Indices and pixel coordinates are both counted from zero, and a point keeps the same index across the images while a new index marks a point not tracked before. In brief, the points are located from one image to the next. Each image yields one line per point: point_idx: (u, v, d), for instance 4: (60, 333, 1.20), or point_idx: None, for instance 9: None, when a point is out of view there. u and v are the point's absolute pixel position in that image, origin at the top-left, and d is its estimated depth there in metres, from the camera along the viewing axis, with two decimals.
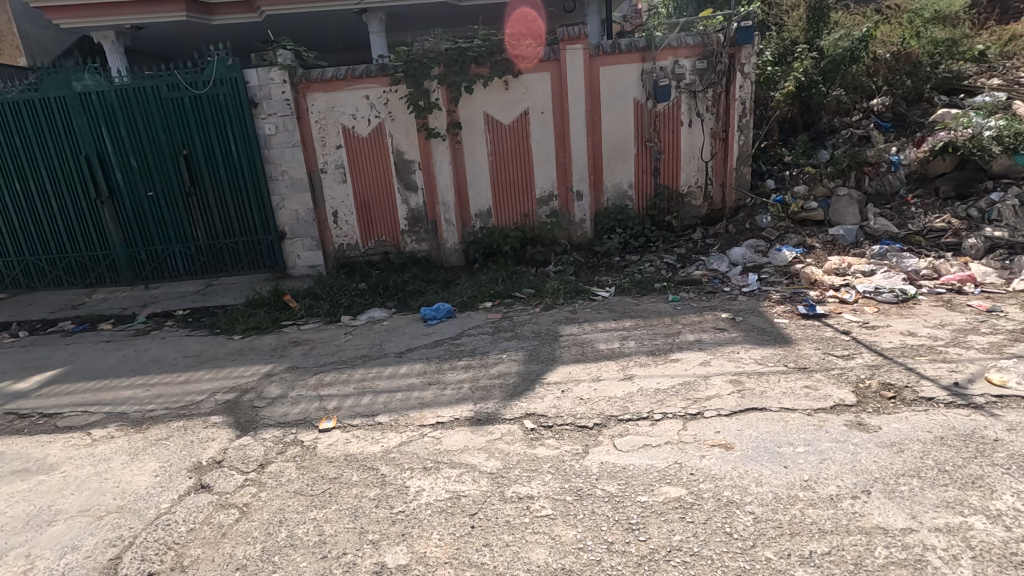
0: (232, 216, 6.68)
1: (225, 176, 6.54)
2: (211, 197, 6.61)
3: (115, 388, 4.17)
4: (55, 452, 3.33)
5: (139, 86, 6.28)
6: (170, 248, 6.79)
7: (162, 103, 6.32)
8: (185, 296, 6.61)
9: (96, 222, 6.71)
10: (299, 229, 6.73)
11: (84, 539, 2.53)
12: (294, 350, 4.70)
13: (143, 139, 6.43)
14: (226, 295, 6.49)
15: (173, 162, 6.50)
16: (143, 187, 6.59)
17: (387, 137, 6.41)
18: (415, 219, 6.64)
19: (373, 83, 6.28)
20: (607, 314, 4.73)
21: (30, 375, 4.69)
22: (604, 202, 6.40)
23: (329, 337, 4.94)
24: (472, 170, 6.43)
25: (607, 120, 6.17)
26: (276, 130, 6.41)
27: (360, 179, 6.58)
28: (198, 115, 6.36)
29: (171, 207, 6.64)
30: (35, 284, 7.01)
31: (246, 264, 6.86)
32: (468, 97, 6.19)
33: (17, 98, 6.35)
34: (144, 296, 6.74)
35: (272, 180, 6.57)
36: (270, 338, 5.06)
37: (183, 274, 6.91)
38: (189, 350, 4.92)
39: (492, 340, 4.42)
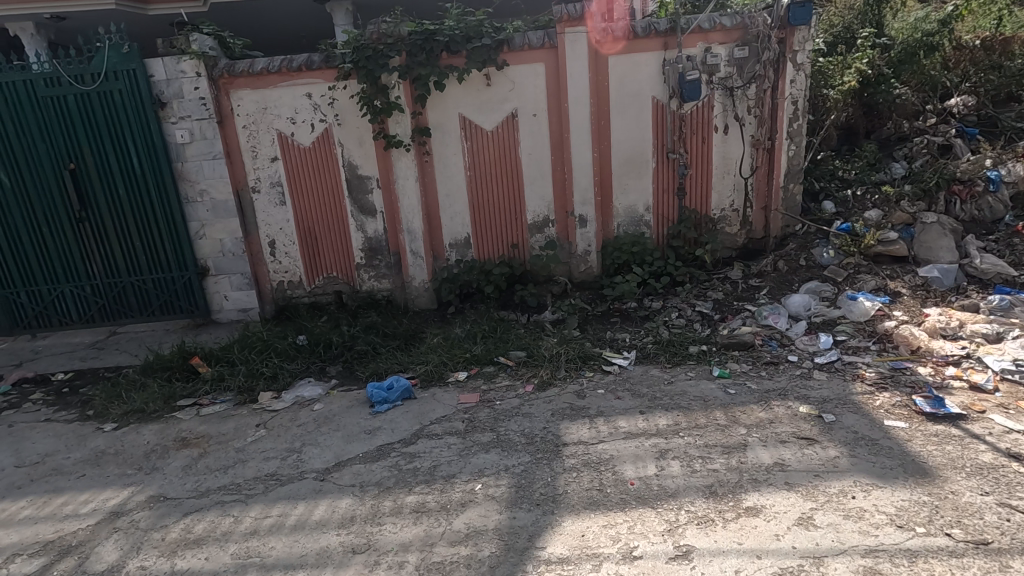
0: (137, 249, 5.22)
1: (126, 197, 5.09)
2: (108, 224, 5.15)
3: None
4: None
5: (4, 81, 4.81)
6: (58, 289, 5.32)
7: (37, 102, 4.86)
8: (75, 351, 5.12)
9: None
10: (224, 263, 5.26)
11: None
12: (172, 457, 3.22)
13: (14, 150, 4.97)
14: (125, 351, 4.99)
15: (56, 180, 5.04)
16: (17, 212, 5.12)
17: (335, 147, 4.97)
18: (373, 250, 5.19)
19: (315, 77, 4.83)
20: (629, 400, 3.29)
21: None
22: (613, 229, 5.00)
23: (231, 431, 3.46)
24: (445, 188, 5.00)
25: (619, 125, 4.77)
26: (190, 137, 4.95)
27: (301, 200, 5.12)
28: (87, 119, 4.91)
29: (57, 237, 5.18)
30: None
31: (159, 308, 5.39)
32: (439, 95, 4.77)
33: None
34: (25, 349, 5.24)
35: (189, 201, 5.12)
36: (148, 431, 3.57)
37: (77, 320, 5.42)
38: (25, 453, 3.43)
39: (463, 450, 2.97)
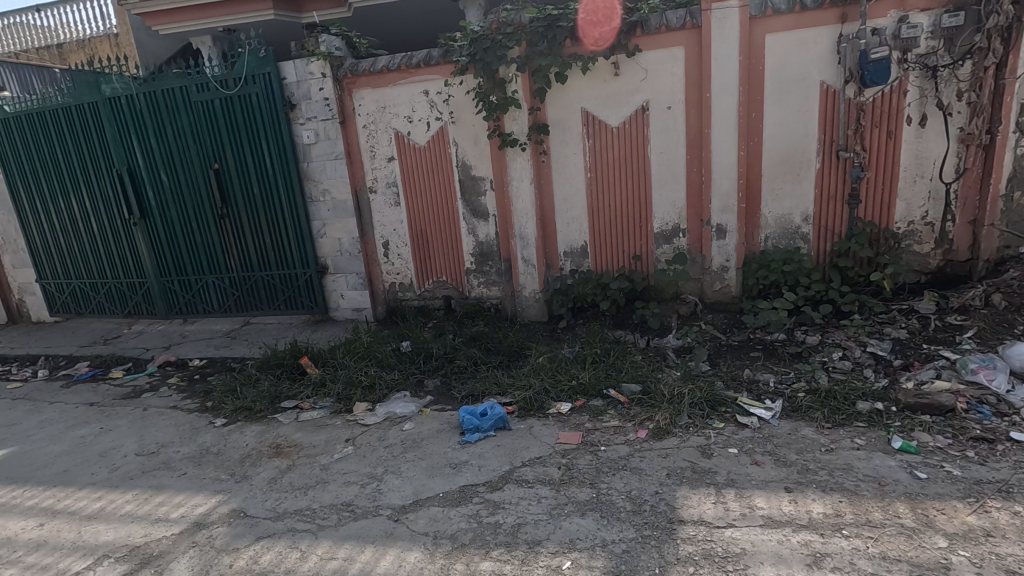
0: (267, 245, 5.46)
1: (259, 196, 5.33)
2: (244, 221, 5.45)
3: (5, 514, 2.97)
4: None
5: (167, 88, 5.28)
6: (204, 279, 5.77)
7: (191, 107, 5.26)
8: (212, 338, 5.49)
9: (133, 247, 5.97)
10: (342, 262, 5.31)
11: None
12: (262, 466, 3.17)
13: (172, 151, 5.44)
14: (251, 343, 5.24)
15: (204, 179, 5.43)
16: (174, 207, 5.63)
17: (450, 146, 4.74)
18: (483, 255, 4.90)
19: (433, 74, 4.62)
20: (770, 469, 2.58)
21: None
22: (759, 243, 4.18)
23: (321, 444, 3.35)
24: (562, 191, 4.54)
25: (775, 117, 3.94)
26: (315, 138, 5.03)
27: (415, 201, 4.98)
28: (229, 122, 5.20)
29: (203, 231, 5.61)
30: (83, 311, 6.55)
31: (284, 303, 5.61)
32: (560, 88, 4.31)
33: (60, 105, 5.77)
34: (176, 333, 5.76)
35: (313, 200, 5.23)
36: (250, 432, 3.60)
37: (217, 309, 5.85)
38: (147, 441, 3.64)
39: (553, 506, 2.52)
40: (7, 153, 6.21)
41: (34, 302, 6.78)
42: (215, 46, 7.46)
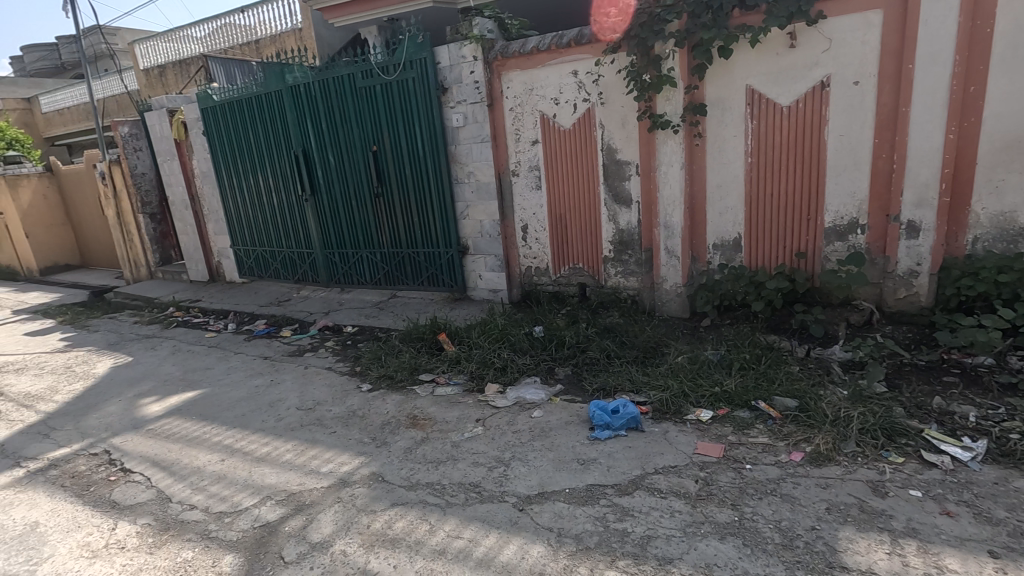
0: (415, 224, 5.76)
1: (410, 177, 5.62)
2: (396, 201, 5.80)
3: (197, 446, 3.49)
4: (62, 555, 2.60)
5: (338, 76, 5.76)
6: (359, 253, 6.28)
7: (356, 92, 5.68)
8: (364, 307, 5.97)
9: (304, 221, 6.69)
10: (482, 243, 5.44)
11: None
12: (400, 435, 3.36)
13: (339, 134, 5.95)
14: (396, 315, 5.60)
15: (364, 160, 5.87)
16: (338, 186, 6.18)
17: (596, 129, 4.56)
18: (622, 244, 4.70)
19: (583, 53, 4.46)
20: (967, 524, 2.13)
21: (172, 392, 4.43)
22: (965, 245, 3.47)
23: (454, 420, 3.46)
24: (716, 178, 4.15)
25: (1003, 91, 3.20)
26: (464, 122, 5.16)
27: (557, 185, 4.91)
28: (388, 106, 5.53)
29: (361, 209, 6.08)
30: (263, 274, 7.52)
31: (427, 279, 5.91)
32: (722, 64, 3.92)
33: (255, 94, 6.58)
34: (334, 300, 6.36)
35: (458, 182, 5.39)
36: (391, 401, 3.84)
37: (369, 281, 6.35)
38: (306, 397, 4.06)
39: (687, 522, 2.32)
40: (214, 136, 7.27)
41: (228, 265, 7.92)
42: (380, 35, 7.96)
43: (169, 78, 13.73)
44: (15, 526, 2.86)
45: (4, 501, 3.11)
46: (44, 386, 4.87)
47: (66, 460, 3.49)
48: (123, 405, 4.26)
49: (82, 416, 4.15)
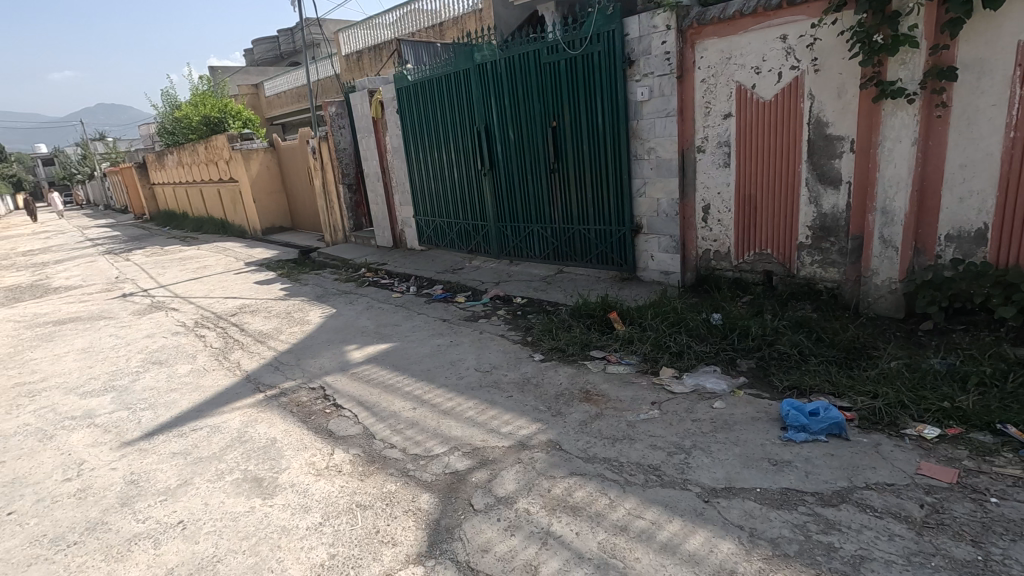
0: (589, 201, 5.75)
1: (588, 153, 5.59)
2: (571, 177, 5.83)
3: (392, 393, 3.90)
4: (294, 468, 3.10)
5: (524, 53, 5.89)
6: (531, 228, 6.47)
7: (541, 68, 5.76)
8: (532, 281, 6.14)
9: (481, 194, 7.06)
10: (657, 223, 5.25)
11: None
12: (575, 407, 3.42)
13: (520, 110, 6.12)
14: (564, 290, 5.67)
15: (542, 136, 5.97)
16: (515, 162, 6.39)
17: (803, 100, 4.09)
18: (824, 230, 4.19)
19: (796, 15, 3.99)
20: None
21: (369, 343, 5.01)
22: None
23: (628, 400, 3.43)
24: (960, 156, 3.48)
25: None
26: (649, 95, 4.97)
27: (749, 163, 4.51)
28: (571, 81, 5.53)
29: (536, 185, 6.23)
30: (440, 243, 8.13)
31: (596, 257, 5.89)
32: (987, 18, 3.24)
33: (445, 73, 7.03)
34: (503, 271, 6.64)
35: (638, 159, 5.24)
36: (563, 373, 3.92)
37: (538, 256, 6.52)
38: (483, 360, 4.31)
39: (911, 550, 2.03)
40: (406, 114, 7.95)
41: (410, 233, 8.68)
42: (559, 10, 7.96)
43: (365, 63, 15.25)
44: (260, 439, 3.48)
45: (251, 417, 3.79)
46: (273, 327, 5.83)
47: (293, 391, 4.14)
48: (332, 349, 4.93)
49: (302, 356, 4.88)
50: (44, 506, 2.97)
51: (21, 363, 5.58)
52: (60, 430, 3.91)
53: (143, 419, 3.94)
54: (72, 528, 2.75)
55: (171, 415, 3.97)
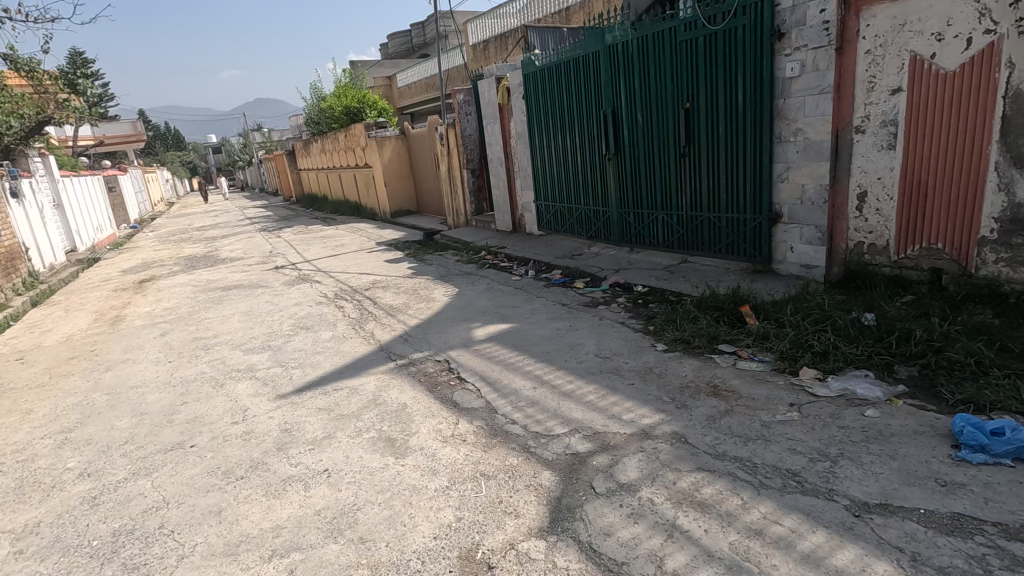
0: (721, 187, 5.42)
1: (723, 135, 5.26)
2: (703, 161, 5.52)
3: (513, 372, 3.99)
4: (423, 434, 3.29)
5: (658, 32, 5.67)
6: (655, 214, 6.25)
7: (676, 47, 5.51)
8: (654, 269, 5.93)
9: (603, 179, 6.95)
10: (801, 211, 4.82)
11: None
12: (701, 401, 3.26)
13: (651, 91, 5.91)
14: (689, 280, 5.40)
15: (673, 118, 5.72)
16: (642, 146, 6.20)
17: (1000, 68, 3.43)
18: (1017, 223, 3.51)
19: None
20: None
21: (490, 322, 5.16)
22: None
23: (762, 399, 3.20)
24: None
25: None
26: (800, 70, 4.55)
27: (921, 145, 3.90)
28: (709, 59, 5.22)
29: (663, 170, 6.00)
30: (559, 229, 8.15)
31: (725, 247, 5.55)
32: None
33: (573, 56, 6.98)
34: (623, 259, 6.49)
35: (781, 141, 4.83)
36: (688, 365, 3.75)
37: (661, 244, 6.29)
38: (603, 346, 4.26)
39: None
40: (531, 99, 8.02)
41: (529, 218, 8.78)
42: None
43: (491, 51, 15.61)
44: (392, 403, 3.73)
45: (384, 383, 4.08)
46: (402, 302, 6.22)
47: (421, 362, 4.39)
48: (455, 326, 5.15)
49: (428, 330, 5.15)
50: (218, 442, 3.44)
51: (199, 321, 6.49)
52: (228, 380, 4.50)
53: (293, 377, 4.40)
54: (240, 464, 3.15)
55: (317, 375, 4.40)
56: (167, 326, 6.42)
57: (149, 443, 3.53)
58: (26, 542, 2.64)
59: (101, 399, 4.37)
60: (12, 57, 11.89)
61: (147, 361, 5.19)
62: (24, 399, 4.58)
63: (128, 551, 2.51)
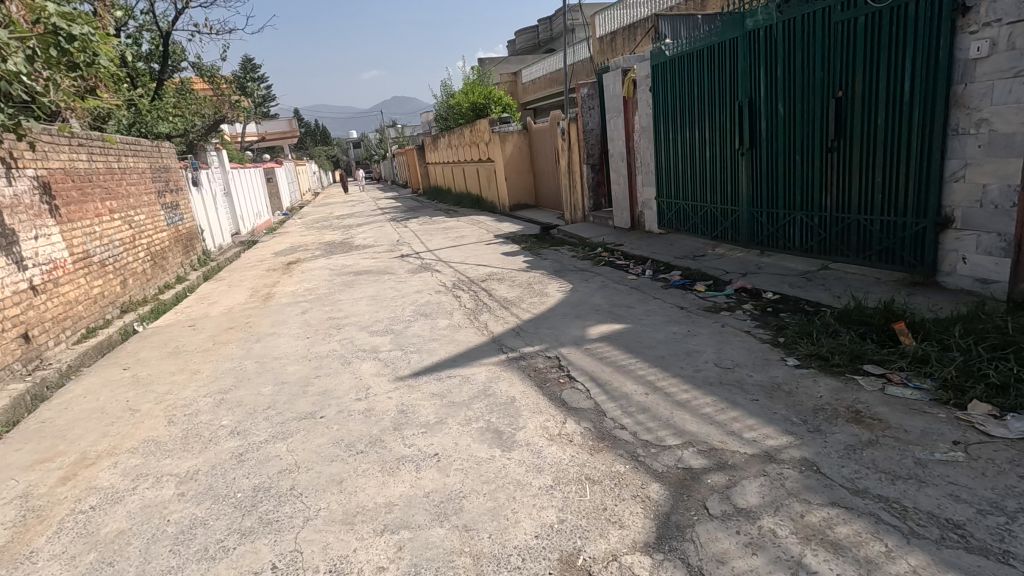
0: (875, 186, 4.79)
1: (881, 127, 4.64)
2: (855, 157, 4.92)
3: (625, 375, 3.86)
4: (529, 429, 3.29)
5: (809, 13, 5.14)
6: (792, 214, 5.71)
7: (829, 29, 4.95)
8: (787, 274, 5.40)
9: (734, 176, 6.49)
10: (980, 217, 4.09)
11: (424, 568, 2.27)
12: (840, 428, 2.90)
13: (796, 80, 5.38)
14: (829, 289, 4.85)
15: (822, 108, 5.16)
16: (782, 139, 5.68)
17: None
18: None
19: None
20: None
21: (603, 321, 5.05)
22: None
23: (917, 432, 2.77)
24: None
25: None
26: (989, 50, 3.84)
27: None
28: (870, 41, 4.62)
29: (805, 166, 5.45)
30: (682, 228, 7.77)
31: (877, 254, 4.90)
32: None
33: (709, 45, 6.58)
34: (752, 262, 6.01)
35: (957, 134, 4.15)
36: (824, 385, 3.36)
37: (798, 248, 5.74)
38: (724, 356, 3.97)
39: None
40: (659, 91, 7.69)
41: (650, 216, 8.45)
42: None
43: (618, 44, 15.23)
44: (502, 395, 3.79)
45: (495, 374, 4.15)
46: (516, 295, 6.30)
47: (531, 357, 4.41)
48: (568, 323, 5.10)
49: (540, 325, 5.16)
50: (343, 416, 3.72)
51: (333, 302, 7.10)
52: (355, 359, 4.85)
53: (411, 361, 4.64)
54: (361, 439, 3.38)
55: (432, 361, 4.60)
56: (307, 305, 7.10)
57: (287, 410, 3.92)
58: (187, 486, 3.05)
59: (251, 366, 4.93)
60: (198, 64, 13.86)
61: (289, 336, 5.77)
62: (193, 361, 5.31)
63: (264, 506, 2.80)
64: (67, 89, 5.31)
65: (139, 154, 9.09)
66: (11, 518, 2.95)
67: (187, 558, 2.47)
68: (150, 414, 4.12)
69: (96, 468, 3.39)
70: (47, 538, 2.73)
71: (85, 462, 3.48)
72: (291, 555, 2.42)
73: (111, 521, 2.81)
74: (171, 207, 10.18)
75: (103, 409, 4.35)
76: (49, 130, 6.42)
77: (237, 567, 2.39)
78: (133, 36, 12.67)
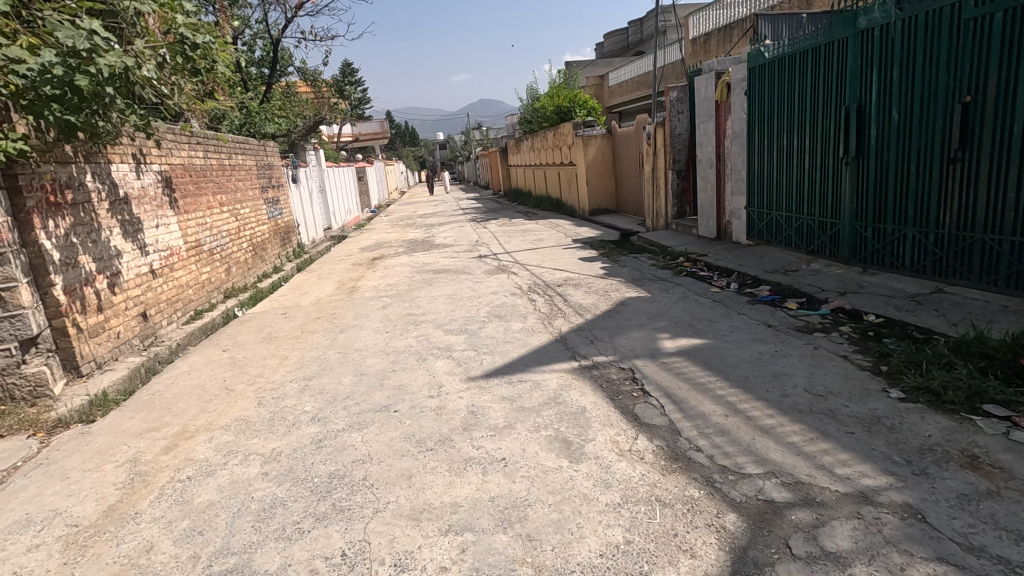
0: (1005, 202, 4.27)
1: (1017, 136, 4.13)
2: (983, 169, 4.41)
3: (703, 393, 3.67)
4: (599, 442, 3.21)
5: (933, 11, 4.67)
6: (902, 230, 5.21)
7: (958, 27, 4.47)
8: (894, 296, 4.91)
9: (836, 187, 6.03)
10: None
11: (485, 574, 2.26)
12: (951, 474, 2.58)
13: (915, 83, 4.90)
14: (944, 314, 4.36)
15: (944, 114, 4.66)
16: (894, 148, 5.20)
17: None
18: None
19: None
20: None
21: (682, 334, 4.84)
22: None
23: None
24: None
25: None
26: None
27: None
28: (1008, 39, 4.12)
29: (920, 177, 4.96)
30: (773, 240, 7.32)
31: (1004, 279, 4.37)
32: None
33: (815, 45, 6.15)
34: (852, 280, 5.54)
35: None
36: (934, 423, 3.01)
37: (907, 267, 5.22)
38: (817, 381, 3.67)
39: None
40: (756, 96, 7.29)
41: (738, 225, 8.01)
42: None
43: (712, 45, 14.61)
44: (572, 404, 3.72)
45: (566, 382, 4.09)
46: (591, 302, 6.19)
47: (605, 366, 4.30)
48: (645, 334, 4.93)
49: (616, 334, 5.03)
50: (416, 412, 3.82)
51: (412, 298, 7.32)
52: (430, 356, 4.97)
53: (484, 361, 4.68)
54: (431, 436, 3.45)
55: (504, 363, 4.61)
56: (388, 300, 7.37)
57: (364, 401, 4.07)
58: (270, 466, 3.25)
59: (334, 356, 5.18)
60: (303, 69, 14.86)
61: (370, 329, 6.01)
62: (283, 347, 5.65)
63: (337, 494, 2.91)
64: (189, 92, 5.82)
65: (248, 152, 9.86)
66: (122, 480, 3.27)
67: (266, 536, 2.62)
68: (243, 395, 4.43)
69: (194, 441, 3.69)
70: (149, 502, 3.00)
71: (185, 434, 3.80)
72: (359, 545, 2.50)
73: (204, 492, 3.04)
74: (273, 202, 10.96)
75: (204, 387, 4.73)
76: (173, 129, 7.10)
77: (311, 549, 2.50)
78: (248, 43, 13.80)
